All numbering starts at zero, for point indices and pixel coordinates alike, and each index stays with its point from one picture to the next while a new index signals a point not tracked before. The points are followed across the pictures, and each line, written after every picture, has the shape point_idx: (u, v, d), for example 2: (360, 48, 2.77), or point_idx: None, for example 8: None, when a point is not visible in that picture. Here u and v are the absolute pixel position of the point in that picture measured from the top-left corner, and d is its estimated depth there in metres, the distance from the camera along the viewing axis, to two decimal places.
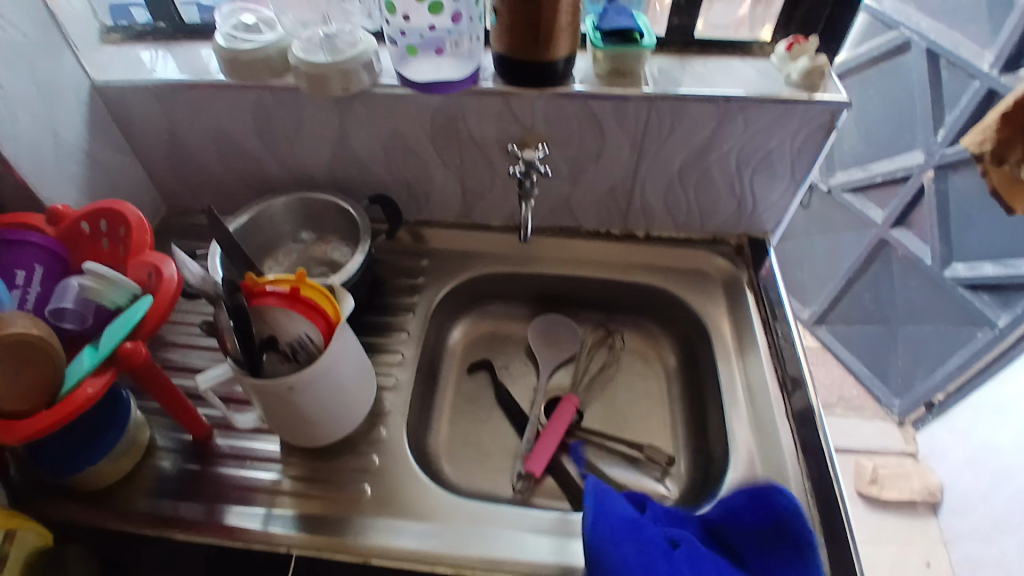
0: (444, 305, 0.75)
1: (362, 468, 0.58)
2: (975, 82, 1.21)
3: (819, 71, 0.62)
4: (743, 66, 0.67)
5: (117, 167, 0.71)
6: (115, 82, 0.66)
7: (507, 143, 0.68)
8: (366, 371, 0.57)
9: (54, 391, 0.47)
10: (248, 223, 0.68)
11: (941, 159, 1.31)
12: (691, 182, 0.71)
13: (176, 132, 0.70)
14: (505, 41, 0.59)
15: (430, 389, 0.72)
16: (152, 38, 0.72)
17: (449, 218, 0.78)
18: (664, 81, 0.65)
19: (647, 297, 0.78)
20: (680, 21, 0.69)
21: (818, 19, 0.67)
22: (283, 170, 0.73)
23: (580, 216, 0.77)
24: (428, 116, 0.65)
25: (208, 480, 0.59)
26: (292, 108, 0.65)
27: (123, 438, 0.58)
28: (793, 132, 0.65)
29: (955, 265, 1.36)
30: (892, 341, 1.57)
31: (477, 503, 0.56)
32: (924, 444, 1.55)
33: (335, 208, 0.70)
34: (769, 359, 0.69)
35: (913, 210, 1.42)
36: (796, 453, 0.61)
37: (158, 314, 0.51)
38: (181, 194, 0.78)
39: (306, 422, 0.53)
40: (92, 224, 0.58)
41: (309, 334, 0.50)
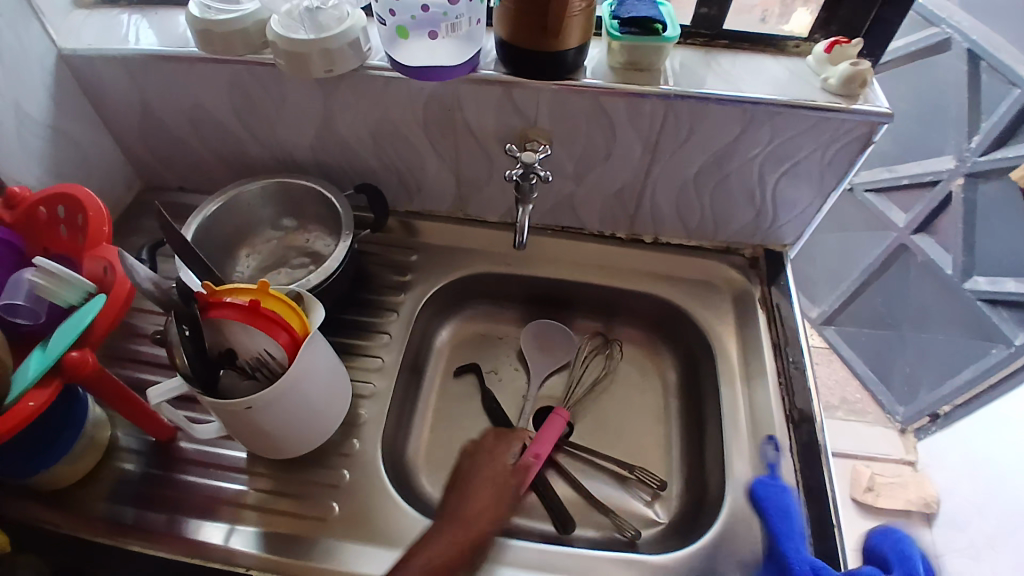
0: (432, 304, 0.71)
1: (331, 483, 0.56)
2: (1017, 89, 1.13)
3: (860, 78, 0.56)
4: (776, 65, 0.61)
5: (88, 140, 0.68)
6: (83, 50, 0.63)
7: (508, 138, 0.62)
8: (340, 383, 0.53)
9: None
10: (221, 210, 0.64)
11: (973, 167, 1.24)
12: (707, 189, 0.65)
13: (151, 105, 0.66)
14: (509, 28, 0.53)
15: (412, 394, 0.68)
16: (128, 4, 0.68)
17: (443, 211, 0.73)
18: (686, 78, 0.58)
19: (651, 307, 0.73)
20: (707, 11, 0.62)
21: (863, 20, 0.60)
22: (266, 152, 0.69)
23: (584, 216, 0.71)
24: (422, 104, 0.60)
25: (171, 484, 0.56)
26: (274, 88, 0.61)
27: (81, 437, 0.54)
28: (825, 144, 0.59)
29: (976, 277, 1.30)
30: (901, 348, 1.52)
31: None
32: (924, 453, 1.52)
33: (317, 196, 0.66)
34: (778, 389, 0.63)
35: (937, 218, 1.35)
36: (798, 496, 0.56)
37: (110, 318, 0.48)
38: (159, 169, 0.75)
39: (268, 439, 0.49)
40: (51, 210, 0.55)
41: (271, 350, 0.46)
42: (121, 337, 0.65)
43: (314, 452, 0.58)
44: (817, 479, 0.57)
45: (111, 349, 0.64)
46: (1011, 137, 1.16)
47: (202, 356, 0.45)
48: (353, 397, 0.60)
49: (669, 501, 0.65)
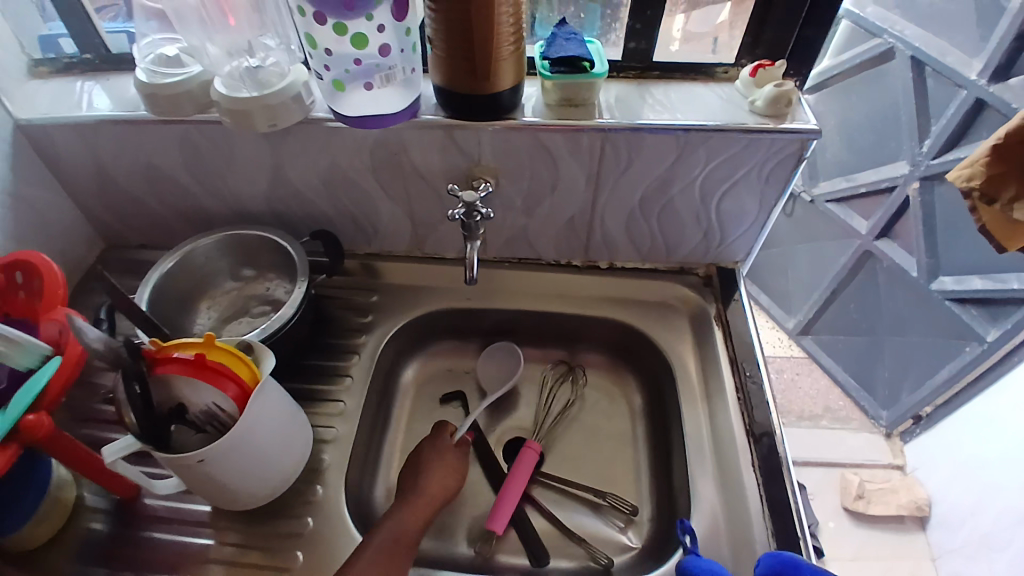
0: (395, 343, 0.72)
1: (295, 532, 0.56)
2: (963, 91, 1.16)
3: (786, 97, 0.58)
4: (707, 92, 0.63)
5: (46, 204, 0.69)
6: (36, 119, 0.64)
7: (454, 178, 0.64)
8: (296, 430, 0.53)
9: None
10: (177, 266, 0.65)
11: (926, 171, 1.27)
12: (654, 213, 0.67)
13: (105, 166, 0.67)
14: (443, 73, 0.55)
15: (378, 435, 0.68)
16: (81, 71, 0.70)
17: (400, 251, 0.74)
18: (622, 110, 0.60)
19: (612, 332, 0.74)
20: (637, 45, 0.65)
21: (787, 43, 0.63)
22: (221, 205, 0.70)
23: (539, 247, 0.72)
24: (368, 151, 0.61)
25: (134, 545, 0.55)
26: (223, 143, 0.62)
27: (43, 501, 0.54)
28: (760, 164, 0.61)
29: (942, 277, 1.32)
30: (879, 353, 1.54)
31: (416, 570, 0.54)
32: (911, 456, 1.51)
33: (273, 246, 0.67)
34: (737, 404, 0.64)
35: (898, 221, 1.38)
36: (763, 514, 0.56)
37: (63, 378, 0.51)
38: (119, 227, 0.76)
39: (226, 491, 0.49)
40: (9, 275, 0.56)
41: (220, 403, 0.47)
42: (84, 397, 0.65)
43: (276, 502, 0.57)
44: (780, 493, 0.57)
45: (75, 410, 0.63)
46: (963, 137, 1.19)
47: (151, 414, 0.45)
48: (316, 442, 0.61)
49: (642, 525, 0.65)
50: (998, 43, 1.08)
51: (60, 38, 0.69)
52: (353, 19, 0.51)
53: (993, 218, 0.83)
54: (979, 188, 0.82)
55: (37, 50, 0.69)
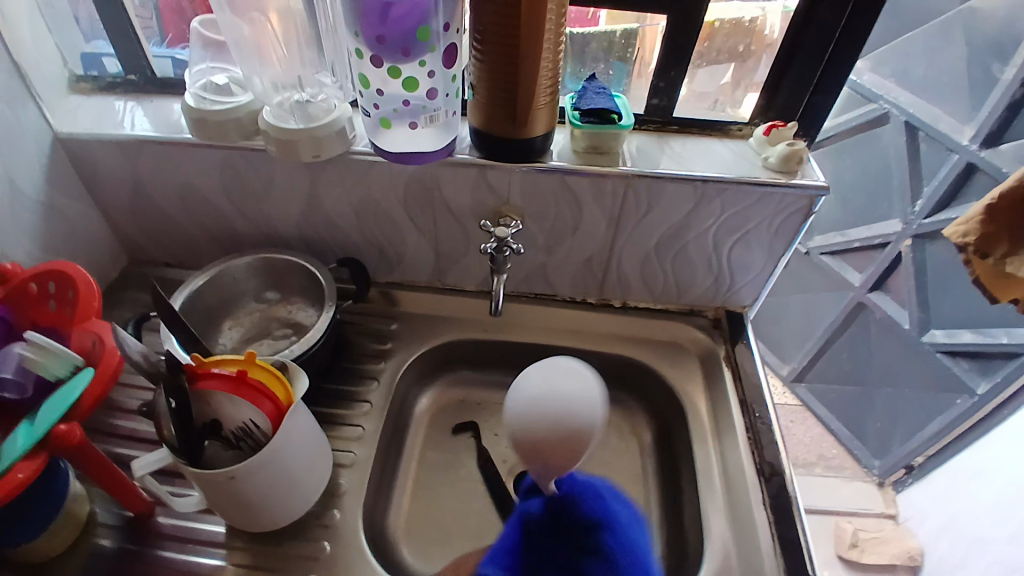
0: (411, 371, 0.73)
1: (312, 555, 0.56)
2: (954, 155, 1.23)
3: (797, 156, 0.62)
4: (723, 147, 0.68)
5: (77, 217, 0.71)
6: (79, 134, 0.66)
7: (483, 214, 0.66)
8: (319, 455, 0.54)
9: None
10: (206, 284, 0.66)
11: (919, 229, 1.33)
12: (670, 257, 0.70)
13: (141, 184, 0.70)
14: (482, 117, 0.59)
15: (392, 462, 0.69)
16: (123, 90, 0.73)
17: (421, 280, 0.76)
18: (643, 160, 0.64)
19: (624, 370, 0.76)
20: (659, 101, 0.69)
21: (797, 106, 0.67)
22: (251, 228, 0.72)
23: (556, 283, 0.75)
24: (402, 183, 0.64)
25: (147, 561, 0.55)
26: (262, 169, 0.65)
27: (59, 514, 0.54)
28: (771, 216, 0.64)
29: (933, 331, 1.37)
30: (871, 403, 1.57)
31: None
32: (903, 506, 1.53)
33: (300, 270, 0.69)
34: (747, 444, 0.66)
35: (891, 275, 1.43)
36: (773, 550, 0.58)
37: (97, 391, 0.49)
38: (144, 244, 0.78)
39: (251, 510, 0.50)
40: (41, 285, 0.57)
41: (255, 420, 0.48)
42: (101, 412, 0.65)
43: (293, 524, 0.58)
44: (791, 533, 0.59)
45: (91, 424, 0.64)
46: (953, 199, 1.26)
47: (188, 428, 0.47)
48: (334, 466, 0.61)
49: None
50: (988, 112, 1.15)
51: (105, 58, 0.72)
52: (408, 64, 0.55)
53: (987, 271, 0.87)
54: (974, 244, 0.85)
55: (79, 66, 0.72)
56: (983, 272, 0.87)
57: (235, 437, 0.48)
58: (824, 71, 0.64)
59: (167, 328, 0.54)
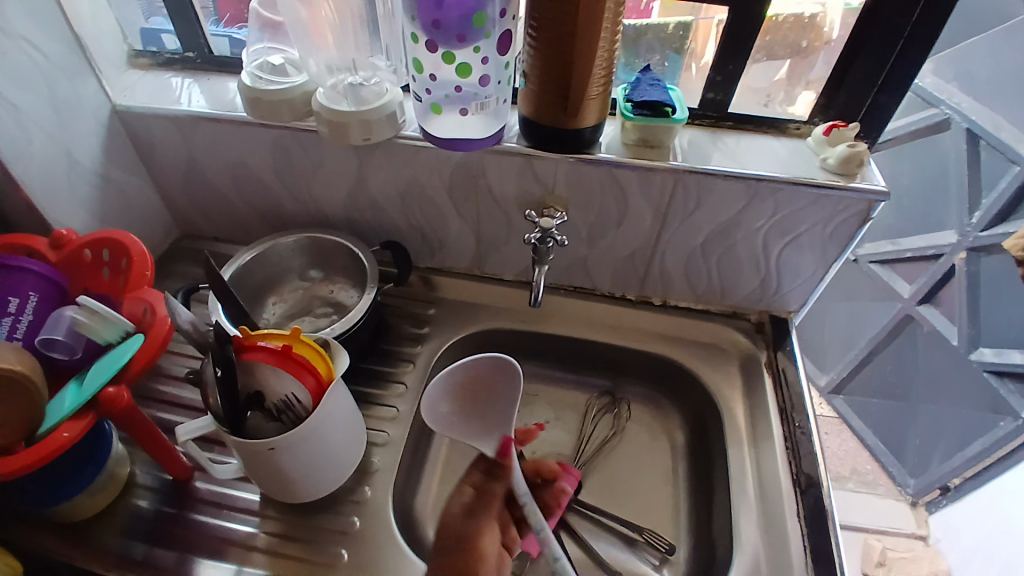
0: (447, 357, 0.73)
1: (342, 530, 0.57)
2: (1016, 166, 1.17)
3: (858, 158, 0.60)
4: (777, 145, 0.66)
5: (133, 189, 0.73)
6: (137, 108, 0.68)
7: (527, 204, 0.66)
8: (356, 433, 0.55)
9: (35, 428, 0.46)
10: (254, 260, 0.68)
11: (975, 242, 1.27)
12: (715, 256, 0.69)
13: (195, 160, 0.71)
14: (533, 106, 0.58)
15: (423, 445, 0.69)
16: (181, 67, 0.74)
17: (461, 267, 0.76)
18: (694, 155, 0.63)
19: (661, 369, 0.75)
20: (714, 95, 0.68)
21: (859, 105, 0.65)
22: (297, 206, 0.73)
23: (596, 277, 0.74)
24: (448, 169, 0.64)
25: (184, 524, 0.57)
26: (312, 149, 0.66)
27: (101, 473, 0.56)
28: (825, 219, 0.62)
29: (982, 348, 1.31)
30: (911, 420, 1.51)
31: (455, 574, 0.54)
32: (936, 527, 1.50)
33: (344, 250, 0.69)
34: (784, 452, 0.64)
35: (942, 288, 1.37)
36: (806, 562, 0.57)
37: (146, 358, 0.50)
38: (195, 218, 0.80)
39: (288, 481, 0.51)
40: (95, 253, 0.59)
41: (297, 394, 0.49)
42: (148, 377, 0.67)
43: (326, 499, 0.59)
44: (825, 546, 0.57)
45: (137, 388, 0.66)
46: (1011, 213, 1.20)
47: (233, 397, 0.48)
48: (367, 445, 0.62)
49: (678, 566, 0.65)
50: None
51: (164, 34, 0.74)
52: (462, 49, 0.55)
53: None
54: None
55: (138, 43, 0.74)
56: None
57: (279, 409, 0.49)
58: (889, 73, 0.61)
59: (216, 299, 0.55)
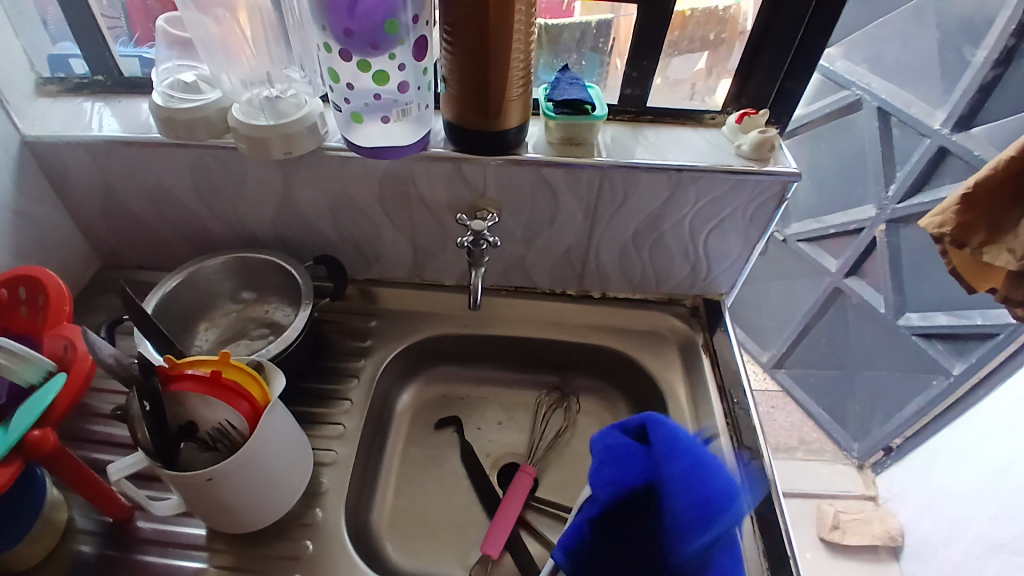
0: (392, 368, 0.73)
1: (294, 555, 0.55)
2: (927, 140, 1.25)
3: (769, 143, 0.63)
4: (696, 136, 0.68)
5: (46, 221, 0.70)
6: (45, 136, 0.65)
7: (459, 208, 0.66)
8: (299, 454, 0.54)
9: None
10: (180, 286, 0.65)
11: (892, 214, 1.35)
12: (647, 246, 0.71)
13: (112, 187, 0.69)
14: (456, 111, 0.58)
15: (375, 460, 0.68)
16: (90, 91, 0.71)
17: (400, 277, 0.76)
18: (618, 150, 0.64)
19: (605, 360, 0.77)
20: (633, 91, 0.70)
21: (769, 93, 0.68)
22: (225, 228, 0.71)
23: (535, 276, 0.75)
24: (377, 179, 0.64)
25: (125, 567, 0.54)
26: (235, 168, 0.64)
27: (35, 522, 0.53)
28: (744, 203, 0.65)
29: (909, 314, 1.39)
30: (851, 387, 1.59)
31: None
32: (883, 487, 1.56)
33: (276, 269, 0.68)
34: (726, 428, 0.66)
35: (866, 260, 1.45)
36: (754, 533, 0.59)
37: (72, 395, 0.48)
38: (117, 247, 0.76)
39: (230, 512, 0.49)
40: (10, 291, 0.55)
41: (232, 420, 0.47)
42: (77, 417, 0.64)
43: (274, 524, 0.57)
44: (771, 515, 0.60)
45: (67, 430, 0.63)
46: (926, 183, 1.28)
47: (163, 430, 0.46)
48: (315, 465, 0.61)
49: None
50: (960, 96, 1.17)
51: (72, 59, 0.70)
52: (377, 57, 0.54)
53: (963, 261, 0.89)
54: (950, 233, 0.86)
55: (46, 68, 0.70)
56: (961, 263, 0.89)
57: (212, 436, 0.48)
58: (795, 58, 0.65)
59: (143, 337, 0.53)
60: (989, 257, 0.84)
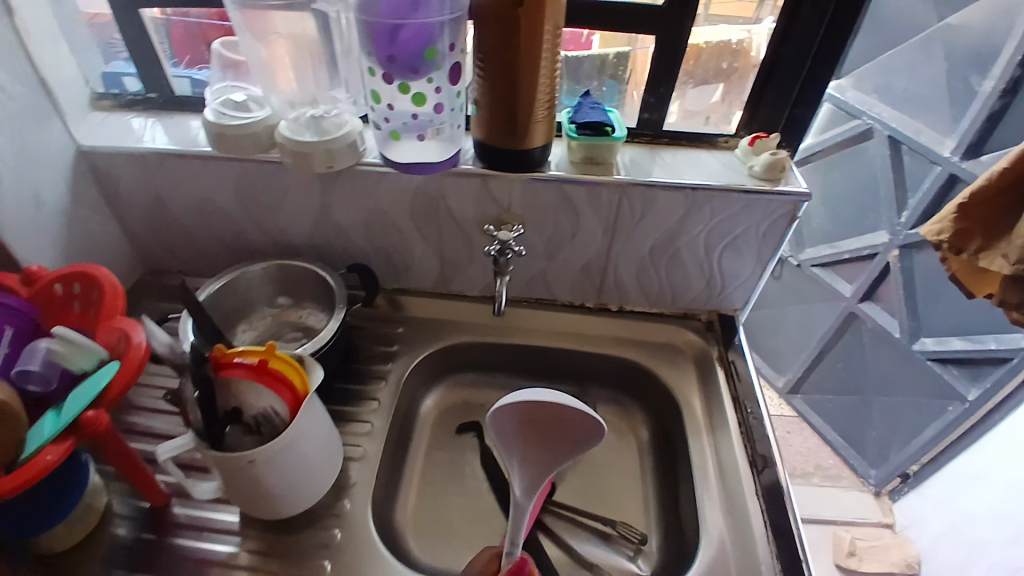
0: (417, 373, 0.76)
1: (324, 543, 0.58)
2: (937, 167, 1.28)
3: (780, 164, 0.66)
4: (710, 158, 0.72)
5: (99, 228, 0.75)
6: (103, 149, 0.70)
7: (485, 221, 0.70)
8: (333, 446, 0.57)
9: (15, 454, 0.48)
10: (223, 289, 0.70)
11: (905, 240, 1.37)
12: (662, 262, 0.74)
13: (162, 197, 0.74)
14: (485, 130, 0.63)
15: (400, 460, 0.72)
16: (143, 108, 0.77)
17: (426, 287, 0.80)
18: (636, 170, 0.68)
19: (621, 372, 0.79)
20: (650, 116, 0.74)
21: (779, 118, 0.72)
22: (264, 237, 0.76)
23: (555, 289, 0.79)
24: (409, 193, 0.68)
25: (163, 550, 0.57)
26: (278, 181, 0.69)
27: (79, 504, 0.56)
28: (757, 221, 0.69)
29: (924, 339, 1.40)
30: (867, 412, 1.59)
31: None
32: (901, 515, 1.55)
33: (312, 276, 0.72)
34: (739, 437, 0.69)
35: (880, 285, 1.47)
36: (767, 538, 0.61)
37: (124, 381, 0.51)
38: (162, 254, 0.81)
39: (269, 496, 0.53)
40: (67, 287, 0.60)
41: (275, 406, 0.51)
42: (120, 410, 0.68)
43: (305, 515, 0.60)
44: (783, 522, 0.62)
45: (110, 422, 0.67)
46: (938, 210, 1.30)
47: (212, 413, 0.50)
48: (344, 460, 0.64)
49: (650, 554, 0.69)
50: (969, 124, 1.20)
51: (125, 77, 0.77)
52: (416, 80, 0.59)
53: (962, 268, 0.92)
54: (948, 241, 0.89)
55: (100, 85, 0.76)
56: (960, 270, 0.93)
57: (254, 420, 0.52)
58: (804, 84, 0.69)
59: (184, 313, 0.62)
60: (985, 263, 0.87)
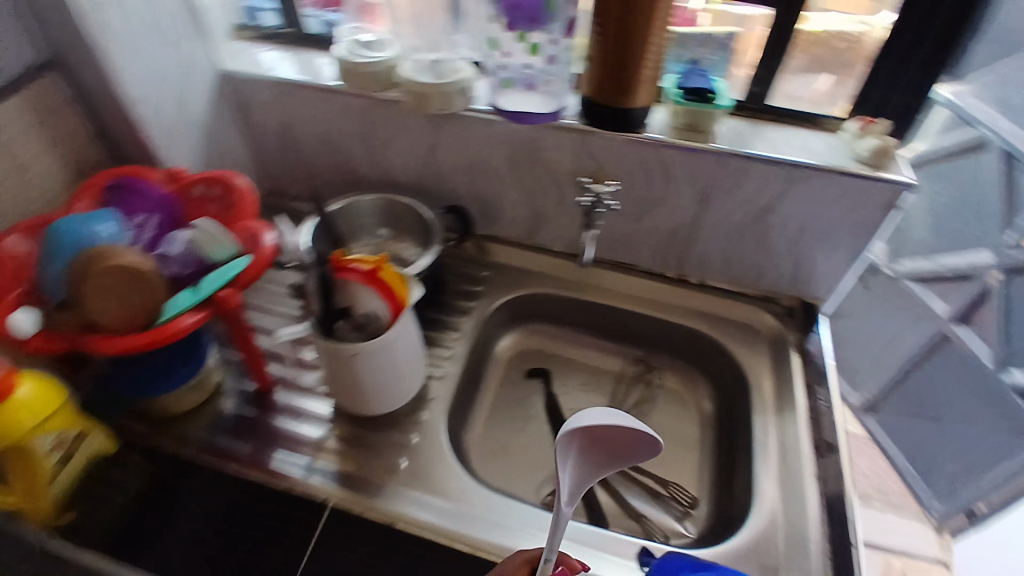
0: (497, 313, 0.81)
1: (401, 444, 0.64)
2: None
3: (886, 150, 0.65)
4: (813, 139, 0.72)
5: (229, 145, 0.83)
6: (242, 73, 0.78)
7: (580, 175, 0.74)
8: (419, 359, 0.63)
9: (153, 318, 0.54)
10: (339, 211, 0.78)
11: (1012, 263, 1.29)
12: (750, 238, 0.75)
13: (287, 123, 0.82)
14: (593, 86, 0.66)
15: (473, 390, 0.77)
16: (278, 41, 0.85)
17: (514, 237, 0.84)
18: (736, 141, 0.69)
19: (692, 344, 0.81)
20: (757, 90, 0.74)
21: (891, 106, 0.71)
22: (372, 170, 0.83)
23: (638, 253, 0.81)
24: (511, 142, 0.73)
25: (262, 427, 0.64)
26: (392, 117, 0.75)
27: (196, 374, 0.63)
28: (855, 208, 0.68)
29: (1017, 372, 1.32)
30: (946, 442, 1.52)
31: (500, 499, 0.60)
32: (963, 555, 1.47)
33: (414, 212, 0.78)
34: (805, 422, 0.69)
35: (978, 310, 1.39)
36: (821, 519, 0.61)
37: (253, 272, 0.59)
38: (280, 177, 0.90)
39: (362, 390, 0.59)
40: (204, 190, 0.68)
41: (380, 311, 0.58)
42: None
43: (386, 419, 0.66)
44: (839, 507, 0.62)
45: None
46: None
47: (329, 305, 0.57)
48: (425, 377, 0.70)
49: (698, 520, 0.70)
50: None
51: (264, 12, 0.84)
52: (534, 31, 0.65)
53: None
54: None
55: (243, 19, 0.85)
56: None
57: (361, 322, 0.58)
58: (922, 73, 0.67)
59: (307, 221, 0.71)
60: None
